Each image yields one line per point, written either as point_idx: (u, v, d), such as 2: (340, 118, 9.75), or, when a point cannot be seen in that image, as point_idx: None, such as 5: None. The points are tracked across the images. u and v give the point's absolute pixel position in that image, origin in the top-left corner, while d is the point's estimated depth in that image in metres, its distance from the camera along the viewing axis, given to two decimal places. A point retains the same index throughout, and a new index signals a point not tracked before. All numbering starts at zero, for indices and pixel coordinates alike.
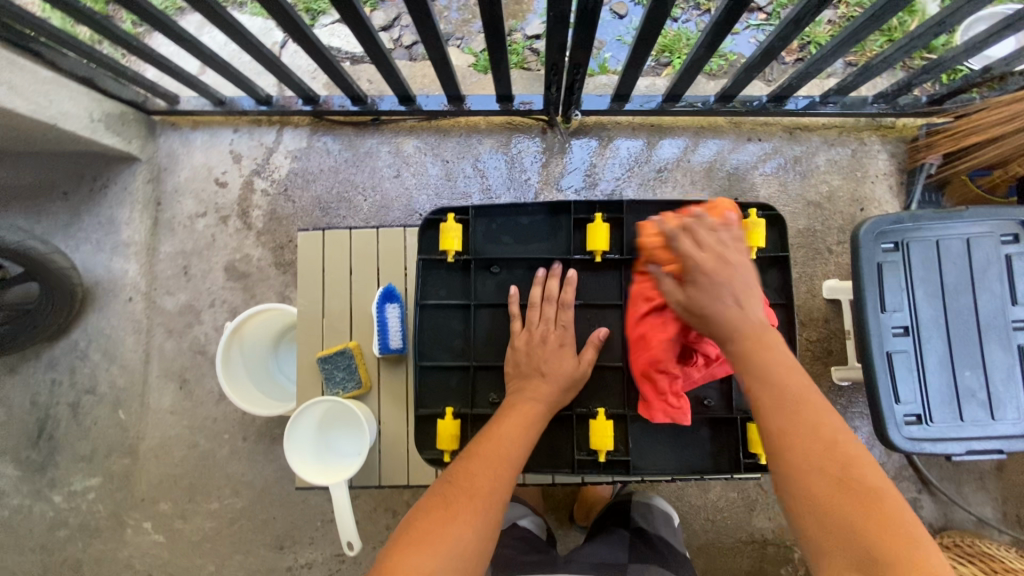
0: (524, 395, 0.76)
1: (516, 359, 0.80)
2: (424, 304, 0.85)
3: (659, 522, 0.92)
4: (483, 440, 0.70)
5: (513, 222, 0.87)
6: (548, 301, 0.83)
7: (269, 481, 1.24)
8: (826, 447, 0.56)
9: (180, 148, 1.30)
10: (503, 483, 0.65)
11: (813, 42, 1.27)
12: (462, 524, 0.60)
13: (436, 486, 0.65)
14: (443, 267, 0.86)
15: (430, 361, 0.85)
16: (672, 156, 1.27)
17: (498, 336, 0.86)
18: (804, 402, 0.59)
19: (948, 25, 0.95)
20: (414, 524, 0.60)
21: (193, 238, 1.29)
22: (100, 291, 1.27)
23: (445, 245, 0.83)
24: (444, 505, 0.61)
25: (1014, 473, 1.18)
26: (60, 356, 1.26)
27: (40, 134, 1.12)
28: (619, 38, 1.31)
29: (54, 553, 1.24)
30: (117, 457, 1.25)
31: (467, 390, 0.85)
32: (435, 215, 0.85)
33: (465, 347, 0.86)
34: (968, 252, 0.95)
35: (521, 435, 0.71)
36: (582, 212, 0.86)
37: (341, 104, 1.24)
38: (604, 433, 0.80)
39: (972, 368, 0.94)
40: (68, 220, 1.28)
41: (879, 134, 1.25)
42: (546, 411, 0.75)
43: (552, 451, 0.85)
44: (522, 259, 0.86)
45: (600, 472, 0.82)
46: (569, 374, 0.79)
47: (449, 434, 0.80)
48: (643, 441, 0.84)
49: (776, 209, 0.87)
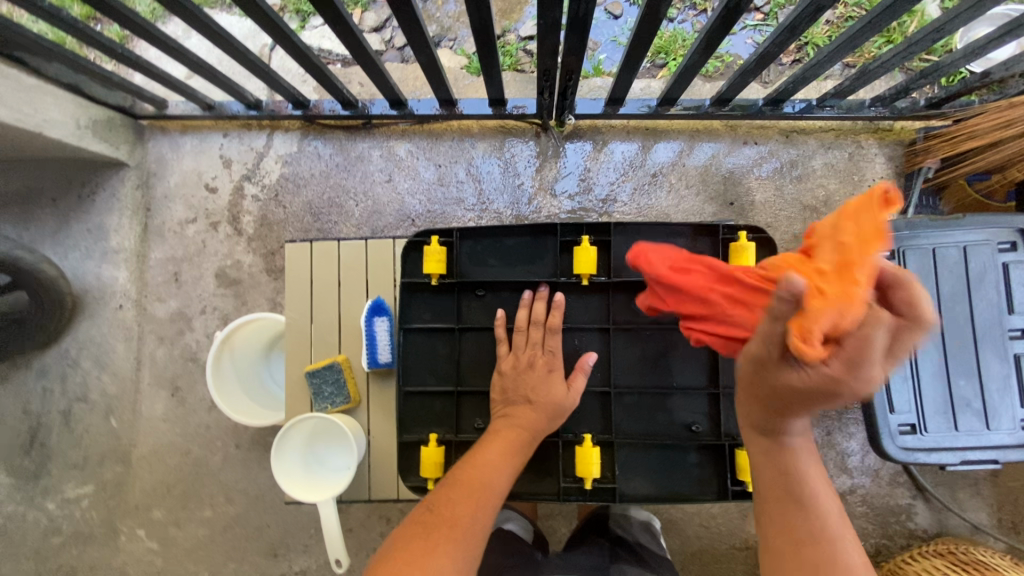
0: (509, 421, 0.76)
1: (502, 384, 0.80)
2: (409, 328, 0.84)
3: (638, 531, 0.93)
4: (464, 467, 0.71)
5: (499, 245, 0.86)
6: (535, 325, 0.81)
7: (262, 488, 1.23)
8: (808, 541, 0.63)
9: (170, 153, 1.28)
10: (485, 512, 0.66)
11: (810, 42, 1.25)
12: (441, 554, 0.60)
13: (415, 513, 0.66)
14: (428, 290, 0.86)
15: (415, 385, 0.85)
16: (668, 159, 1.25)
17: (485, 358, 0.86)
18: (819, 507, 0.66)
19: (947, 31, 0.93)
20: (394, 552, 0.60)
21: (184, 244, 1.27)
22: (90, 298, 1.26)
23: (429, 269, 0.81)
24: (425, 531, 0.62)
25: (1009, 479, 1.17)
26: (50, 363, 1.26)
27: (25, 142, 1.10)
28: (613, 39, 1.29)
29: (49, 560, 1.24)
30: (110, 465, 1.25)
31: (451, 413, 0.85)
32: (419, 237, 0.84)
33: (451, 371, 0.85)
34: (966, 261, 0.94)
35: (504, 462, 0.71)
36: (570, 234, 0.84)
37: (331, 109, 1.22)
38: (588, 460, 0.79)
39: (967, 378, 0.93)
40: (56, 227, 1.26)
41: (877, 137, 1.23)
42: (531, 438, 0.76)
43: (539, 475, 0.85)
44: (509, 283, 0.85)
45: (586, 498, 0.83)
46: (556, 403, 0.78)
47: (433, 462, 0.80)
48: (630, 467, 0.84)
49: (767, 231, 0.84)
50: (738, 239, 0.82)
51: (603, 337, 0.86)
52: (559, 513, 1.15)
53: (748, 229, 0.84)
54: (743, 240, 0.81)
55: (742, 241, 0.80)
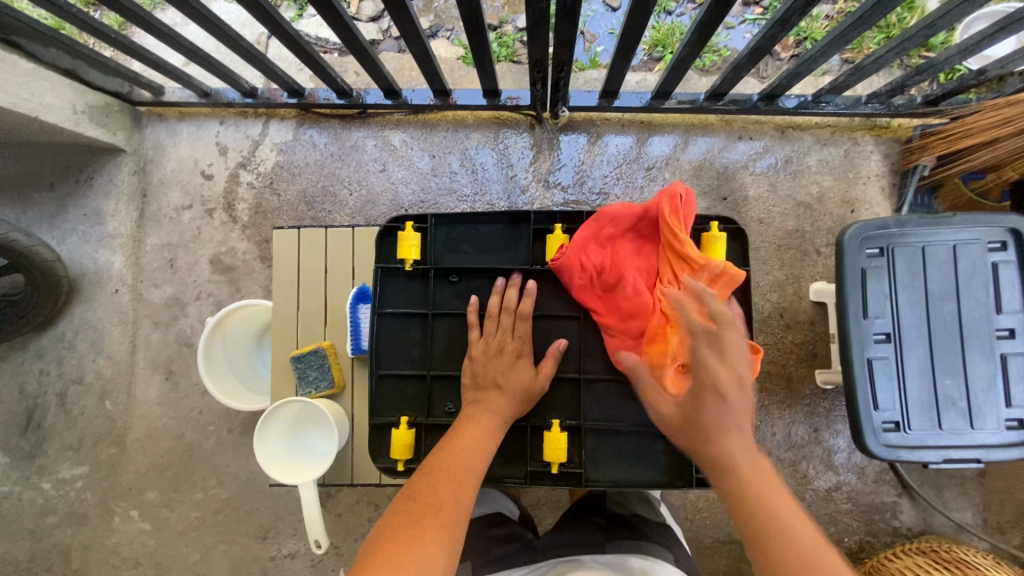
0: (480, 407, 0.77)
1: (472, 369, 0.80)
2: (382, 312, 0.85)
3: (634, 503, 0.89)
4: (442, 455, 0.70)
5: (473, 232, 0.88)
6: (506, 312, 0.83)
7: (253, 472, 1.25)
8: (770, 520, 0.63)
9: (166, 140, 1.29)
10: (466, 495, 0.66)
11: (809, 38, 1.24)
12: (430, 542, 0.59)
13: (396, 505, 0.65)
14: (402, 276, 0.87)
15: (388, 369, 0.86)
16: (662, 154, 1.25)
17: (458, 343, 0.86)
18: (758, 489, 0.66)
19: (940, 26, 0.93)
20: (382, 545, 0.59)
21: (179, 230, 1.29)
22: (86, 282, 1.28)
23: (402, 254, 0.83)
24: (411, 522, 0.61)
25: (996, 479, 1.17)
26: (47, 346, 1.27)
27: (22, 126, 1.11)
28: (611, 31, 1.29)
29: (44, 539, 1.27)
30: (105, 447, 1.27)
31: (424, 397, 0.86)
32: (393, 223, 0.85)
33: (423, 356, 0.86)
34: (954, 259, 0.94)
35: (479, 446, 0.72)
36: (542, 222, 0.87)
37: (326, 98, 1.22)
38: (558, 445, 0.80)
39: (952, 376, 0.93)
40: (54, 211, 1.28)
41: (873, 134, 1.23)
42: (502, 423, 0.76)
43: (508, 460, 0.85)
44: (481, 269, 0.86)
45: (553, 482, 0.83)
46: (524, 386, 0.80)
47: (403, 443, 0.81)
48: (598, 453, 0.84)
49: (738, 223, 0.86)
50: (711, 231, 0.84)
51: (577, 327, 0.87)
52: (545, 503, 1.15)
53: (719, 221, 0.86)
54: (714, 232, 0.82)
55: (714, 232, 0.82)
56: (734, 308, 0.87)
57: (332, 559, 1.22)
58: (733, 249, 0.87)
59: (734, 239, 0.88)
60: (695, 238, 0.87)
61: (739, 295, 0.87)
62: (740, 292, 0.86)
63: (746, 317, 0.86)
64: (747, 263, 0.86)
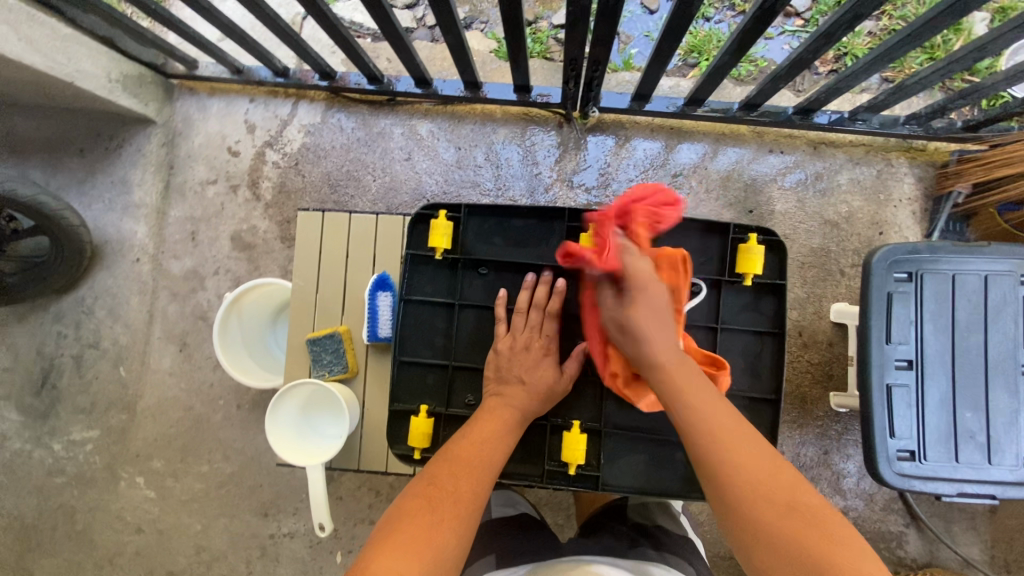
0: (502, 400, 0.76)
1: (496, 362, 0.80)
2: (409, 298, 0.85)
3: (657, 514, 0.87)
4: (462, 442, 0.70)
5: (506, 224, 0.87)
6: (535, 308, 0.82)
7: (258, 449, 1.26)
8: (769, 482, 0.58)
9: (196, 114, 1.30)
10: (483, 486, 0.66)
11: (849, 53, 1.22)
12: (447, 531, 0.59)
13: (413, 486, 0.64)
14: (431, 263, 0.86)
15: (410, 356, 0.86)
16: (690, 161, 1.23)
17: (483, 336, 0.86)
18: (757, 464, 0.59)
19: (990, 50, 0.92)
20: (400, 526, 0.58)
21: (203, 204, 1.30)
22: (109, 250, 1.29)
23: (433, 243, 0.82)
24: (428, 506, 0.61)
25: (1007, 517, 1.15)
26: (66, 309, 1.29)
27: (58, 90, 1.13)
28: (647, 34, 1.27)
29: (50, 498, 1.29)
30: (116, 412, 1.29)
31: (444, 387, 0.85)
32: (426, 211, 0.84)
33: (447, 346, 0.86)
34: (984, 290, 0.91)
35: (500, 438, 0.72)
36: (576, 220, 0.85)
37: (357, 82, 1.22)
38: (576, 446, 0.80)
39: (973, 410, 0.91)
40: (82, 177, 1.29)
41: (908, 156, 1.20)
42: (523, 419, 0.76)
43: (525, 456, 0.85)
44: (512, 262, 0.85)
45: (570, 483, 0.83)
46: (549, 385, 0.78)
47: (421, 432, 0.81)
48: (616, 457, 0.84)
49: (777, 235, 0.84)
50: (748, 243, 0.82)
51: None
52: (548, 503, 1.15)
53: (758, 231, 0.84)
54: (752, 244, 0.81)
55: (751, 243, 0.81)
56: (767, 321, 0.86)
57: (330, 541, 1.24)
58: (770, 261, 0.86)
59: (772, 251, 0.86)
60: (732, 247, 0.85)
61: (772, 309, 0.85)
62: (773, 305, 0.85)
63: (781, 331, 0.84)
64: (784, 276, 0.85)
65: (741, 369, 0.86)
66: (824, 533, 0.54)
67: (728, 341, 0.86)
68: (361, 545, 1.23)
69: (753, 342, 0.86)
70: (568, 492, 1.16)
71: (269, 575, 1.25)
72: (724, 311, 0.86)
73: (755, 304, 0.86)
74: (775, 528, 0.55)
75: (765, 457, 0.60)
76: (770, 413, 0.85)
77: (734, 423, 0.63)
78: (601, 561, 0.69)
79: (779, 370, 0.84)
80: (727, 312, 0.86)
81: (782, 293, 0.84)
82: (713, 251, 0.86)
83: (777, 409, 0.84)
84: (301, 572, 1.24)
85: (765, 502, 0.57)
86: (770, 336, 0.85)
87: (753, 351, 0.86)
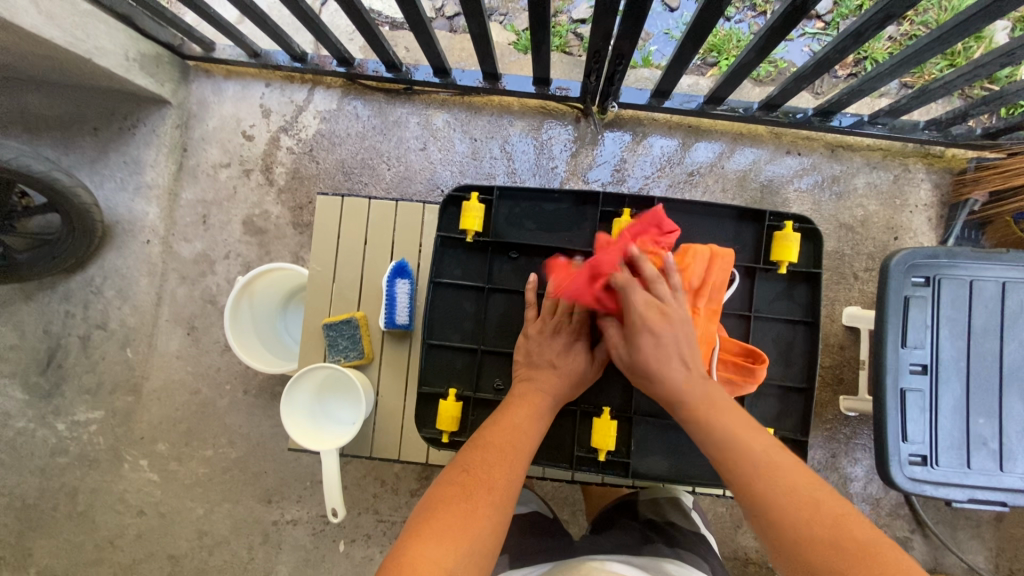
0: (531, 385, 0.75)
1: (527, 347, 0.79)
2: (438, 280, 0.85)
3: (669, 511, 0.86)
4: (493, 429, 0.69)
5: (537, 208, 0.86)
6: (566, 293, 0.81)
7: (264, 435, 1.26)
8: (810, 511, 0.56)
9: (211, 97, 1.30)
10: (516, 473, 0.65)
11: (870, 57, 1.21)
12: (482, 520, 0.59)
13: (448, 474, 0.64)
14: (461, 247, 0.86)
15: (438, 338, 0.86)
16: (706, 160, 1.23)
17: (511, 321, 0.86)
18: (796, 491, 0.58)
19: (1018, 56, 0.91)
20: (436, 516, 0.58)
21: (215, 187, 1.29)
22: (119, 230, 1.28)
23: (465, 224, 0.82)
24: (464, 494, 0.61)
25: (1014, 525, 1.15)
26: (75, 289, 1.28)
27: (74, 66, 1.12)
28: (667, 32, 1.26)
29: (52, 478, 1.28)
30: (121, 394, 1.28)
31: (472, 371, 0.86)
32: (458, 192, 0.84)
33: (475, 330, 0.86)
34: (1002, 296, 0.91)
35: (532, 425, 0.71)
36: (610, 205, 0.85)
37: (375, 70, 1.22)
38: (606, 431, 0.80)
39: (986, 417, 0.91)
40: (94, 156, 1.28)
41: (925, 162, 1.20)
42: (553, 403, 0.75)
43: (553, 443, 0.85)
44: (543, 246, 0.85)
45: (598, 470, 0.83)
46: (580, 370, 0.78)
47: (449, 415, 0.81)
48: (645, 444, 0.84)
49: (814, 222, 0.83)
50: (783, 231, 0.82)
51: None
52: (554, 498, 1.15)
53: (794, 219, 0.84)
54: (788, 231, 0.81)
55: (788, 231, 0.81)
56: (799, 310, 0.86)
57: (334, 529, 1.23)
58: (804, 250, 0.85)
59: (807, 239, 0.85)
60: (767, 236, 0.85)
61: (806, 298, 0.85)
62: (807, 294, 0.85)
63: (814, 321, 0.84)
64: (819, 265, 0.84)
65: (774, 358, 0.86)
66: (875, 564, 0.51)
67: (758, 331, 0.86)
68: (365, 535, 1.22)
69: (786, 331, 0.86)
70: (575, 488, 1.16)
71: (271, 562, 1.24)
72: (758, 299, 0.86)
73: (785, 295, 0.86)
74: (826, 562, 0.53)
75: (806, 485, 0.59)
76: (801, 403, 0.85)
77: (784, 463, 0.61)
78: (613, 559, 0.69)
79: (811, 358, 0.84)
80: (759, 301, 0.86)
81: (816, 281, 0.84)
82: (747, 239, 0.86)
83: (809, 399, 0.84)
84: (303, 561, 1.24)
85: (808, 530, 0.55)
86: (802, 325, 0.85)
87: (785, 340, 0.86)
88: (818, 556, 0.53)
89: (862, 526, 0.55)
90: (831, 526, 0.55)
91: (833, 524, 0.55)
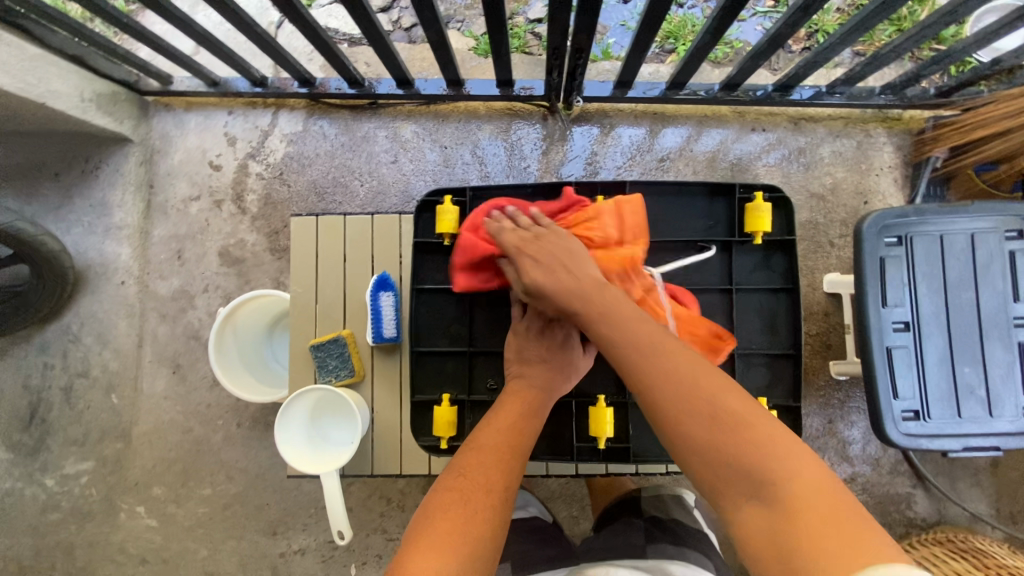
0: (523, 381, 0.75)
1: (519, 345, 0.79)
2: (421, 287, 0.85)
3: (672, 507, 0.86)
4: (486, 429, 0.69)
5: None
6: None
7: (262, 466, 1.23)
8: (692, 394, 0.61)
9: (174, 130, 1.28)
10: (513, 471, 0.65)
11: (821, 30, 1.25)
12: (479, 522, 0.58)
13: (445, 479, 0.63)
14: (441, 251, 0.86)
15: (428, 345, 0.86)
16: (675, 145, 1.24)
17: (500, 319, 0.86)
18: (677, 374, 0.62)
19: (960, 14, 0.93)
20: (432, 524, 0.58)
21: (187, 221, 1.27)
22: (92, 274, 1.26)
23: (441, 228, 0.82)
24: (462, 498, 0.60)
25: (1009, 469, 1.18)
26: (52, 339, 1.25)
27: (29, 113, 1.09)
28: (623, 23, 1.28)
29: (47, 536, 1.24)
30: (110, 441, 1.25)
31: (464, 374, 0.86)
32: (432, 197, 0.84)
33: (464, 333, 0.86)
34: (972, 247, 0.94)
35: (525, 423, 0.71)
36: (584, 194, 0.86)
37: (337, 87, 1.21)
38: (602, 419, 0.79)
39: (971, 365, 0.93)
40: (59, 203, 1.25)
41: (886, 125, 1.23)
42: (547, 398, 0.75)
43: (553, 437, 0.85)
44: None
45: (599, 459, 0.83)
46: (573, 362, 0.78)
47: (445, 420, 0.81)
48: (644, 427, 0.85)
49: (784, 191, 0.85)
50: (754, 202, 0.83)
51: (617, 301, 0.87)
52: (561, 497, 1.15)
53: (764, 189, 0.85)
54: (759, 202, 0.82)
55: (758, 202, 0.82)
56: (780, 278, 0.87)
57: (344, 554, 1.21)
58: (777, 218, 0.87)
59: (780, 208, 0.87)
60: (739, 209, 0.86)
61: (784, 266, 0.87)
62: (785, 262, 0.86)
63: (795, 287, 0.85)
64: (793, 232, 0.86)
65: (759, 328, 0.87)
66: (748, 435, 0.57)
67: (741, 304, 0.87)
68: (375, 556, 1.21)
69: (769, 300, 0.87)
70: (581, 484, 1.16)
71: None
72: (738, 272, 0.87)
73: (765, 264, 0.87)
74: (703, 437, 0.59)
75: (687, 367, 0.63)
76: (791, 370, 0.86)
77: (667, 349, 0.65)
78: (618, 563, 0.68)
79: (796, 324, 0.86)
80: (740, 273, 0.87)
81: (792, 248, 0.85)
82: (721, 215, 0.87)
83: (798, 365, 0.85)
84: None
85: (691, 413, 0.60)
86: (784, 293, 0.86)
87: (769, 309, 0.87)
88: (700, 431, 0.59)
89: (734, 398, 0.60)
90: (710, 406, 0.60)
91: (711, 403, 0.60)
